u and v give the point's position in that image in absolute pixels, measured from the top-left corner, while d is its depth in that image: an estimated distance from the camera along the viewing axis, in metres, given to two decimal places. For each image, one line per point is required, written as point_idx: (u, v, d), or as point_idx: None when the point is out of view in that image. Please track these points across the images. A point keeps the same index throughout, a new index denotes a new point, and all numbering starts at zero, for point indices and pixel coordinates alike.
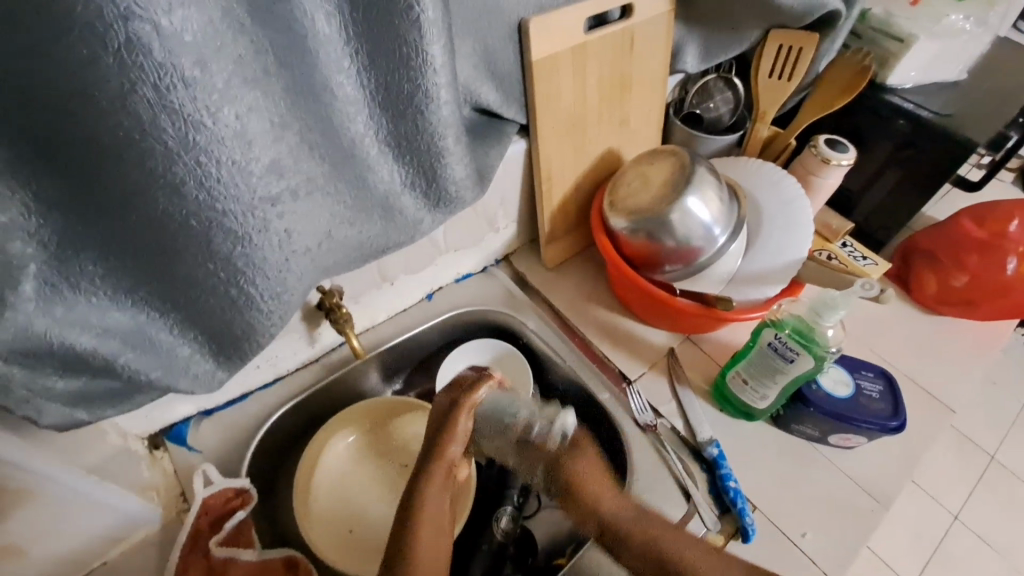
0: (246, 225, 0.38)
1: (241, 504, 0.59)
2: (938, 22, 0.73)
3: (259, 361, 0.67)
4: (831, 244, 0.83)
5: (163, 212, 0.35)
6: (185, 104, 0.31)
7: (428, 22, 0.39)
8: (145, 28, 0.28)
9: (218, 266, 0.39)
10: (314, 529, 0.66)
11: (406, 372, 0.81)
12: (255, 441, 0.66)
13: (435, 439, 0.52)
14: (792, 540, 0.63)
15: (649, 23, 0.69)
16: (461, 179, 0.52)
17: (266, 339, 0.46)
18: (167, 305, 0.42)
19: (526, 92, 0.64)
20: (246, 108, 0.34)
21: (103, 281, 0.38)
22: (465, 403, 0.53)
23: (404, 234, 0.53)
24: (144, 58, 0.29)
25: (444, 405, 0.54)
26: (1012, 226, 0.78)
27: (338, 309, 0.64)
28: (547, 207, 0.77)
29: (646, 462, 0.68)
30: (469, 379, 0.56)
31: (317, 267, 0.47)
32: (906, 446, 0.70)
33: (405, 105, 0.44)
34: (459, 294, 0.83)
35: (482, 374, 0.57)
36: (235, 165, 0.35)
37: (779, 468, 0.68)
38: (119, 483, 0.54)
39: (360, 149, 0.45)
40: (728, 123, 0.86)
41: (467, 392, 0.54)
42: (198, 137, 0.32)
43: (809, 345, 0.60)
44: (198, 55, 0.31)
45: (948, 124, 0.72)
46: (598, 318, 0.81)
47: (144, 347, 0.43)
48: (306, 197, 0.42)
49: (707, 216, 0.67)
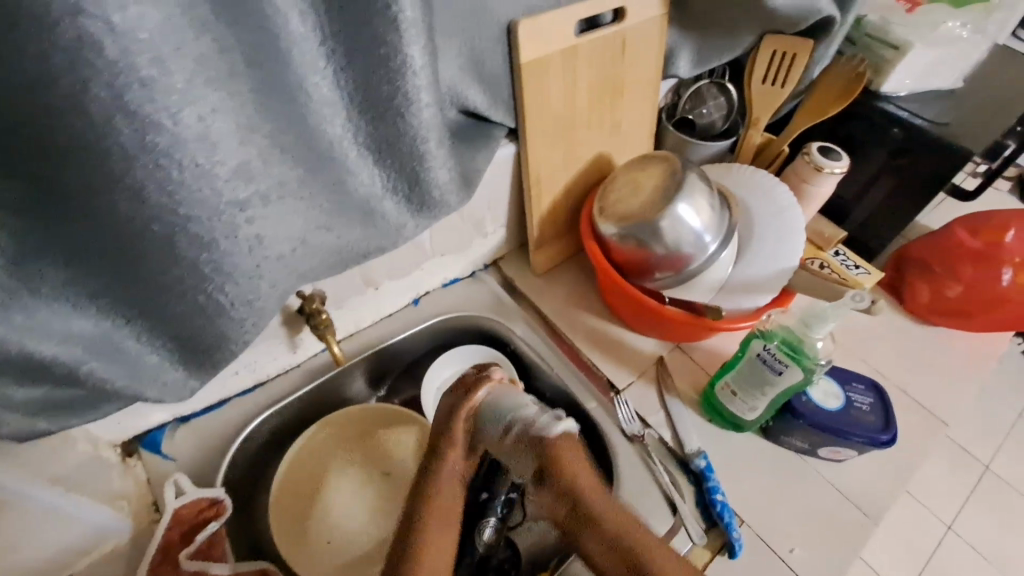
0: (213, 231, 0.37)
1: (214, 514, 0.57)
2: (935, 30, 0.72)
3: (239, 367, 0.66)
4: (824, 253, 0.81)
5: (123, 216, 0.34)
6: (143, 104, 0.30)
7: (407, 22, 0.38)
8: (95, 25, 0.27)
9: (184, 273, 0.38)
10: (291, 539, 0.64)
11: (391, 378, 0.80)
12: (231, 450, 0.64)
13: (442, 433, 0.52)
14: (779, 555, 0.62)
15: (642, 26, 0.68)
16: (445, 184, 0.51)
17: (240, 347, 0.45)
18: (133, 312, 0.40)
19: (515, 95, 0.63)
20: (209, 108, 0.33)
21: (66, 287, 0.37)
22: (465, 405, 0.52)
23: (386, 239, 0.52)
24: (96, 56, 0.27)
25: (446, 408, 0.53)
26: (1009, 235, 0.77)
27: (319, 315, 0.63)
28: (536, 212, 0.75)
29: (633, 473, 0.67)
30: (471, 379, 0.54)
31: (293, 273, 0.45)
32: (895, 458, 0.69)
33: (385, 107, 0.43)
34: (446, 299, 0.82)
35: (482, 374, 0.55)
36: (198, 169, 0.34)
37: (767, 481, 0.67)
38: (87, 494, 0.52)
39: (338, 152, 0.43)
40: (721, 129, 0.85)
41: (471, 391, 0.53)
42: (157, 138, 0.31)
43: (798, 357, 0.59)
44: (154, 53, 0.29)
45: (942, 133, 0.72)
46: (587, 325, 0.80)
47: (110, 356, 0.41)
48: (278, 201, 0.41)
49: (698, 223, 0.66)
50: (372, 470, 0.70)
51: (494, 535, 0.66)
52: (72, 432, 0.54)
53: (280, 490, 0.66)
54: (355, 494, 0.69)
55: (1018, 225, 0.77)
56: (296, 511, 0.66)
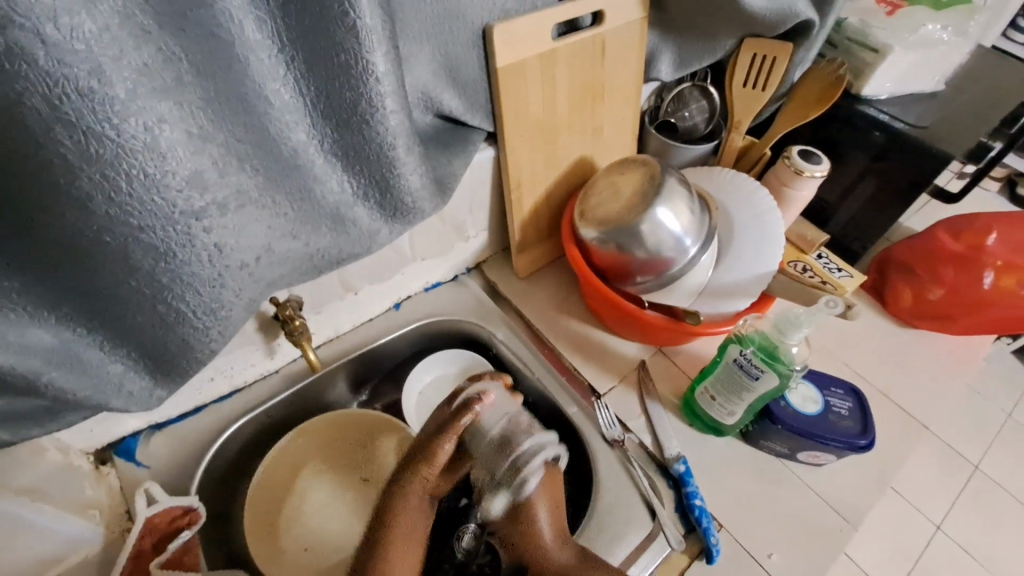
0: (168, 240, 0.37)
1: (188, 523, 0.57)
2: (915, 33, 0.72)
3: (213, 373, 0.65)
4: (806, 255, 0.81)
5: (72, 227, 0.34)
6: (83, 115, 0.30)
7: (366, 29, 0.38)
8: (26, 36, 0.27)
9: (141, 282, 0.38)
10: (270, 542, 0.65)
11: (373, 383, 0.79)
12: (206, 457, 0.64)
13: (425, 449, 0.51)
14: (757, 560, 0.62)
15: (621, 30, 0.68)
16: (417, 190, 0.50)
17: (206, 355, 0.45)
18: (94, 323, 0.40)
19: (491, 100, 0.63)
20: (156, 118, 0.33)
21: (22, 297, 0.36)
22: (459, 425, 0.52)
23: (359, 245, 0.51)
24: (30, 67, 0.28)
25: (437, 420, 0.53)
26: (990, 239, 0.77)
27: (293, 321, 0.63)
28: (516, 215, 0.75)
29: (612, 479, 0.66)
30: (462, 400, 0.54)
31: (260, 280, 0.45)
32: (875, 463, 0.69)
33: (349, 113, 0.42)
34: (427, 303, 0.81)
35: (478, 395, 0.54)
36: (147, 178, 0.34)
37: (747, 486, 0.67)
38: (57, 505, 0.52)
39: (303, 160, 0.43)
40: (703, 131, 0.85)
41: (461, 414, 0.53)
42: (101, 149, 0.31)
43: (773, 362, 0.59)
44: (93, 63, 0.29)
45: (922, 137, 0.71)
46: (569, 329, 0.80)
47: (72, 366, 0.41)
48: (238, 209, 0.41)
49: (677, 227, 0.65)
50: (351, 475, 0.71)
51: (472, 542, 0.66)
52: (41, 441, 0.55)
53: (260, 488, 0.67)
54: (334, 500, 0.69)
55: (1000, 229, 0.77)
56: (271, 495, 0.67)
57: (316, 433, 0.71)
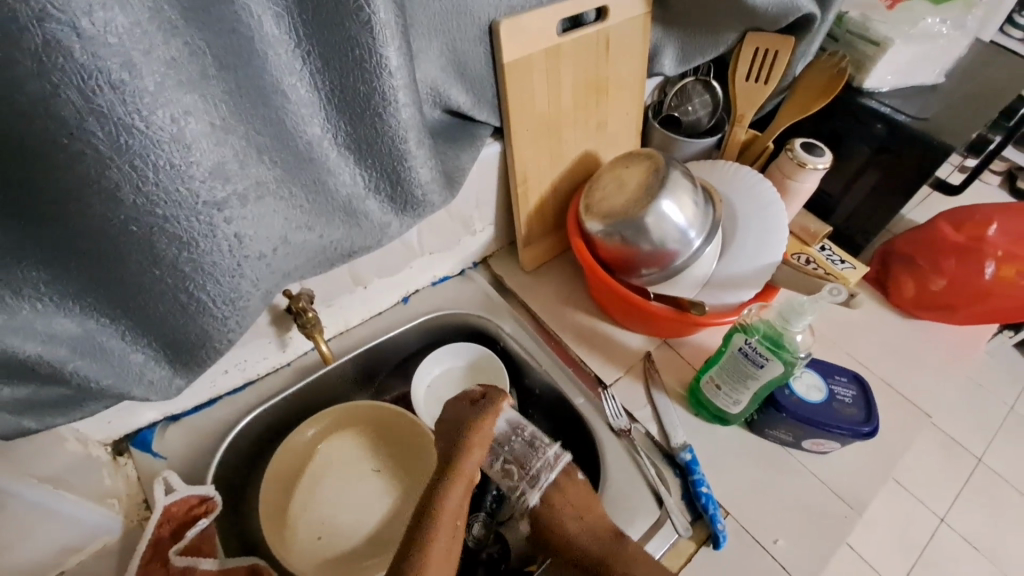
0: (191, 229, 0.38)
1: (204, 512, 0.58)
2: (915, 26, 0.72)
3: (227, 366, 0.66)
4: (808, 248, 0.82)
5: (101, 217, 0.35)
6: (115, 107, 0.31)
7: (381, 24, 0.39)
8: (63, 30, 0.28)
9: (164, 272, 0.39)
10: (283, 532, 0.66)
11: (382, 376, 0.81)
12: (222, 447, 0.65)
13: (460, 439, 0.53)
14: (763, 546, 0.63)
15: (626, 26, 0.69)
16: (427, 183, 0.51)
17: (223, 345, 0.46)
18: (117, 312, 0.41)
19: (498, 95, 0.64)
20: (182, 110, 0.34)
21: (49, 287, 0.38)
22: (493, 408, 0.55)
23: (370, 237, 0.53)
24: (66, 60, 0.29)
25: (469, 412, 0.55)
26: (990, 230, 0.78)
27: (306, 314, 0.64)
28: (523, 210, 0.76)
29: (620, 467, 0.67)
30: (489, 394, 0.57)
31: (276, 272, 0.46)
32: (878, 452, 0.70)
33: (363, 107, 0.44)
34: (435, 297, 0.82)
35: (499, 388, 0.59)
36: (174, 170, 0.35)
37: (753, 474, 0.68)
38: (78, 494, 0.53)
39: (318, 152, 0.44)
40: (707, 125, 0.86)
41: (491, 399, 0.56)
42: (130, 140, 0.33)
43: (778, 350, 0.60)
44: (124, 57, 0.30)
45: (923, 129, 0.72)
46: (576, 322, 0.80)
47: (95, 354, 0.42)
48: (256, 202, 0.42)
49: (682, 219, 0.66)
50: (361, 466, 0.71)
51: (482, 530, 0.66)
52: (61, 431, 0.55)
53: (273, 475, 0.69)
54: (346, 490, 0.70)
55: (1000, 220, 0.78)
56: (284, 483, 0.69)
57: (328, 422, 0.72)
